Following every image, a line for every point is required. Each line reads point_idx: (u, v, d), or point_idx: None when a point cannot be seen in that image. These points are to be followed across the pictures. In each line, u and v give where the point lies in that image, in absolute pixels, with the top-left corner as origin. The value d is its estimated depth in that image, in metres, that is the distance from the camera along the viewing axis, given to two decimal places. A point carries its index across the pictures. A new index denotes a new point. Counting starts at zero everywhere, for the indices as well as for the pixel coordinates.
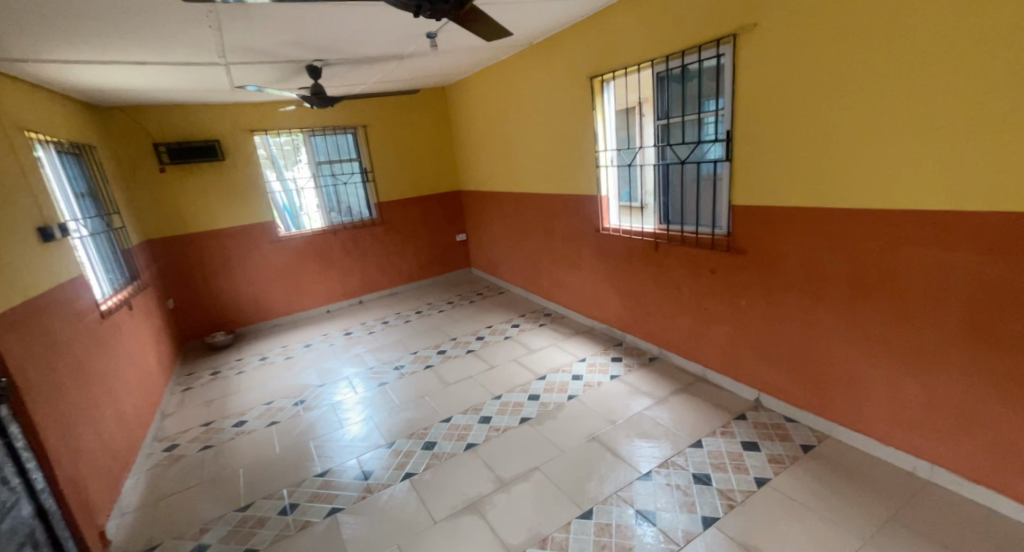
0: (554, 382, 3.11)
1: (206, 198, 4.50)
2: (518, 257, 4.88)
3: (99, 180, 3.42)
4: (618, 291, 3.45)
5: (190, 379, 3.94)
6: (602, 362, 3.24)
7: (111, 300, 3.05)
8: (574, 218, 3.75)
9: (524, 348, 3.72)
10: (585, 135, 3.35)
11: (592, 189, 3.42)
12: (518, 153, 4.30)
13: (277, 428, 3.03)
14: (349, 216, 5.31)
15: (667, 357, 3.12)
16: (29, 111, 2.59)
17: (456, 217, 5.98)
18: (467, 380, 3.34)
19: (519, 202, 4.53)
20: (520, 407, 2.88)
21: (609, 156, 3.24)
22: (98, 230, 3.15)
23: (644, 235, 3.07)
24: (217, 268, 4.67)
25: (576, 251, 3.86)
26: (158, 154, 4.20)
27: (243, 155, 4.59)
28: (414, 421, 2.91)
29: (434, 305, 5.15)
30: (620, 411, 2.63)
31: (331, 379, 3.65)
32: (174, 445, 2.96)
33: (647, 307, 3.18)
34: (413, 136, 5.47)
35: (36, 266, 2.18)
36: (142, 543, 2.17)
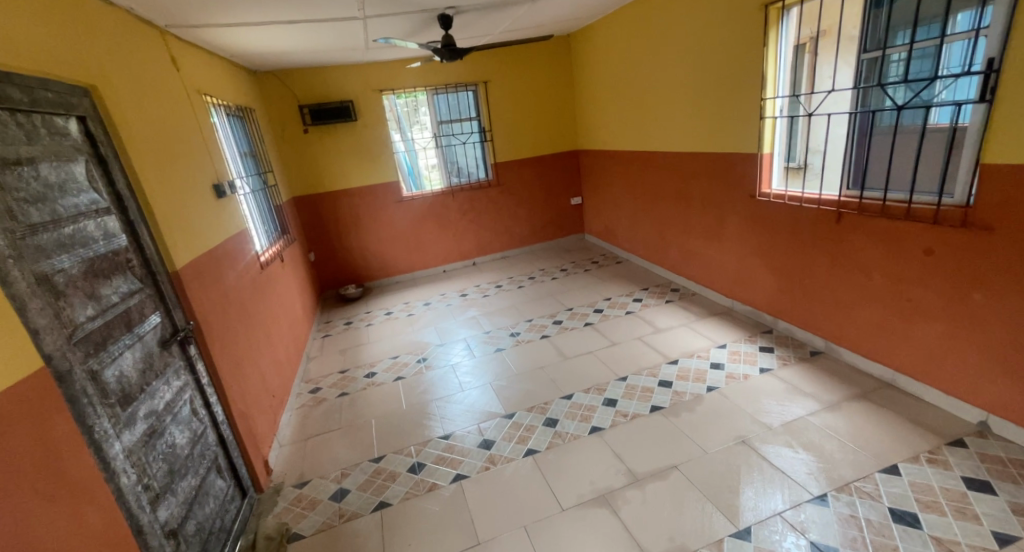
0: (689, 368, 2.81)
1: (342, 157, 4.74)
2: (642, 225, 4.49)
3: (257, 140, 3.70)
4: (774, 269, 2.99)
5: (328, 327, 4.29)
6: (750, 352, 2.86)
7: (268, 252, 3.35)
8: (721, 183, 3.28)
9: (650, 325, 3.42)
10: (750, 82, 2.85)
11: (752, 147, 2.93)
12: (654, 108, 3.85)
13: (404, 383, 3.15)
14: (466, 177, 5.29)
15: (834, 352, 2.65)
16: (205, 74, 2.81)
17: (573, 180, 5.69)
18: (587, 355, 3.16)
19: (650, 164, 4.11)
20: (650, 394, 2.63)
21: (777, 106, 2.77)
22: (257, 187, 3.45)
23: (822, 205, 2.55)
24: (350, 225, 4.97)
25: (719, 222, 3.41)
26: (303, 115, 4.48)
27: (374, 115, 4.72)
28: (533, 393, 2.81)
29: (548, 271, 5.00)
30: (780, 414, 2.29)
31: (449, 340, 3.71)
32: (317, 388, 3.23)
33: (815, 291, 2.71)
34: (535, 92, 5.21)
35: (213, 219, 2.40)
36: (296, 477, 2.37)
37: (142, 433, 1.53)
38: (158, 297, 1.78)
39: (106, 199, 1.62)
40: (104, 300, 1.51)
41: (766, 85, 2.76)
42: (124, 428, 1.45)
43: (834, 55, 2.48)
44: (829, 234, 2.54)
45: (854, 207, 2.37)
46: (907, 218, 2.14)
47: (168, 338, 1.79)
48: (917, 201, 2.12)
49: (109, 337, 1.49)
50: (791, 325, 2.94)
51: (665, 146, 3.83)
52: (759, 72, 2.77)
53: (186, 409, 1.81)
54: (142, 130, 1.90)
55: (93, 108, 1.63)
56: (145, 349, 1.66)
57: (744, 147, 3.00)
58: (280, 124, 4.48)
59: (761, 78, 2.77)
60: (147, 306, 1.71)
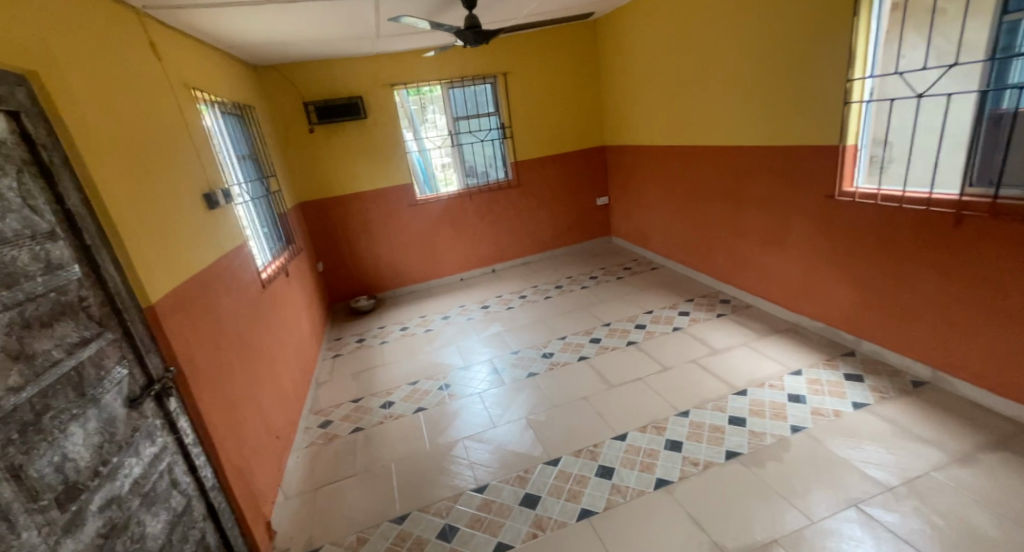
0: (763, 401, 2.38)
1: (350, 159, 4.35)
2: (682, 228, 4.06)
3: (258, 141, 3.32)
4: (857, 282, 2.55)
5: (339, 345, 3.90)
6: (834, 381, 2.43)
7: (271, 267, 2.96)
8: (788, 180, 2.84)
9: (704, 345, 2.99)
10: (832, 61, 2.41)
11: (832, 139, 2.49)
12: (702, 97, 3.41)
13: (425, 417, 2.75)
14: (484, 178, 4.88)
15: (943, 383, 2.22)
16: (193, 64, 2.42)
17: (599, 178, 5.26)
18: (636, 382, 2.74)
19: (694, 160, 3.67)
20: (721, 435, 2.21)
21: (866, 89, 2.32)
22: (258, 193, 3.06)
23: (933, 207, 2.10)
24: (361, 231, 4.59)
25: (782, 225, 2.97)
26: (307, 113, 4.09)
27: (385, 111, 4.32)
28: (578, 432, 2.40)
29: (576, 279, 4.58)
30: (896, 467, 1.87)
31: (474, 362, 3.31)
32: (327, 422, 2.84)
33: (918, 310, 2.27)
34: (558, 83, 4.78)
35: (203, 235, 2.01)
36: (304, 544, 1.98)
37: (92, 537, 1.15)
38: (126, 341, 1.40)
39: (49, 222, 1.23)
40: (39, 359, 1.13)
41: (854, 63, 2.31)
42: (62, 538, 1.08)
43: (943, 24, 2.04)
44: (942, 243, 2.10)
45: (985, 208, 1.93)
46: None
47: (139, 395, 1.40)
48: None
49: (47, 410, 1.11)
50: (879, 347, 2.50)
51: (714, 139, 3.40)
52: (846, 47, 2.32)
53: (163, 483, 1.43)
54: (110, 130, 1.52)
55: (32, 101, 1.24)
56: (104, 415, 1.27)
57: (821, 139, 2.56)
58: (283, 123, 4.10)
59: (848, 54, 2.32)
60: (108, 356, 1.33)
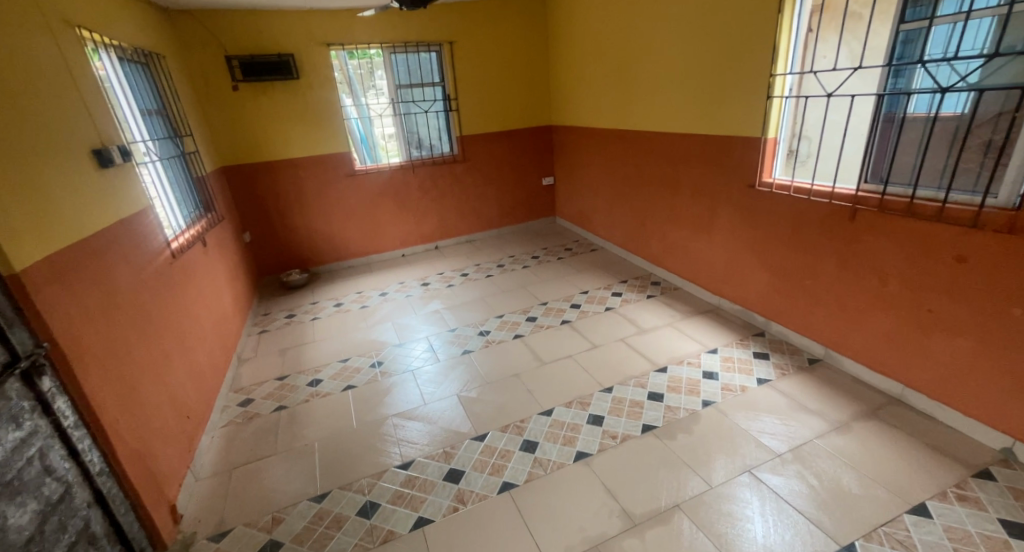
0: (680, 378, 2.52)
1: (281, 122, 4.08)
2: (621, 211, 4.16)
3: (170, 96, 3.02)
4: (771, 268, 2.73)
5: (267, 321, 3.72)
6: (744, 359, 2.60)
7: (185, 235, 2.74)
8: (716, 169, 2.97)
9: (633, 324, 3.11)
10: (758, 54, 2.50)
11: (755, 131, 2.61)
12: (642, 81, 3.45)
13: (355, 395, 2.70)
14: (428, 151, 4.74)
15: (836, 362, 2.43)
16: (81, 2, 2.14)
17: (545, 158, 5.26)
18: (567, 360, 2.81)
19: (633, 144, 3.74)
20: (640, 410, 2.32)
21: (787, 84, 2.43)
22: (169, 154, 2.80)
23: (835, 200, 2.26)
24: (293, 201, 4.34)
25: (710, 212, 3.11)
26: (231, 68, 3.77)
27: (320, 74, 4.06)
28: (507, 409, 2.44)
29: (517, 258, 4.60)
30: (787, 436, 2.04)
31: (409, 339, 3.27)
32: (248, 400, 2.71)
33: (819, 295, 2.47)
34: (506, 58, 4.68)
35: (89, 197, 1.81)
36: (213, 527, 1.91)
37: None
38: None
39: None
40: None
41: (777, 58, 2.41)
42: None
43: (854, 26, 2.16)
44: (840, 234, 2.28)
45: (875, 204, 2.09)
46: (939, 220, 1.89)
47: None
48: (953, 200, 1.88)
49: None
50: (786, 329, 2.71)
51: (652, 125, 3.47)
52: (771, 42, 2.41)
53: (31, 469, 1.35)
54: None
55: None
56: None
57: (746, 130, 2.67)
58: (203, 78, 3.74)
59: (772, 49, 2.41)
60: None
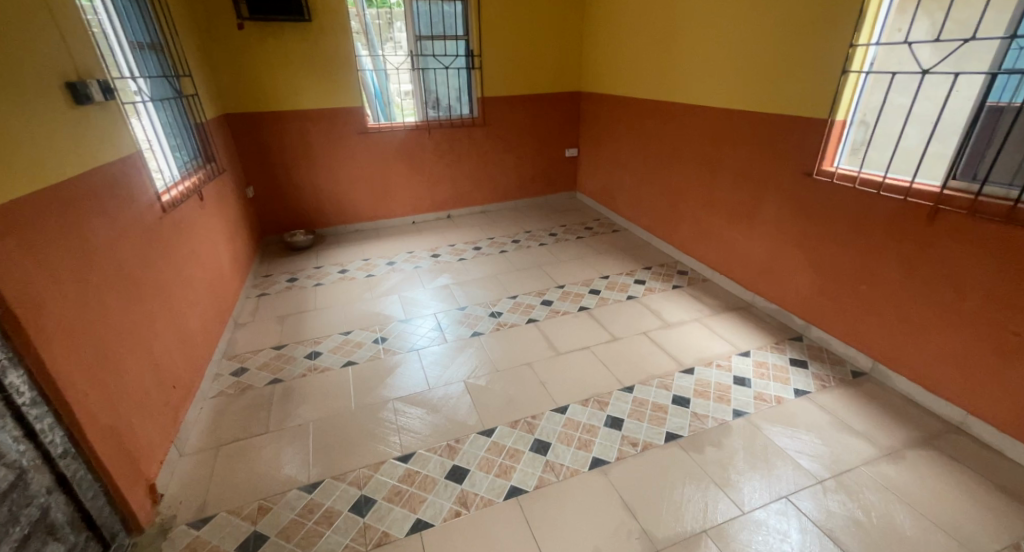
0: (708, 382, 2.30)
1: (290, 70, 3.76)
2: (649, 191, 3.87)
3: (166, 30, 2.73)
4: (819, 267, 2.46)
5: (267, 283, 3.53)
6: (780, 365, 2.37)
7: (180, 187, 2.50)
8: (767, 153, 2.67)
9: (657, 317, 2.88)
10: (840, 20, 2.16)
11: (823, 111, 2.30)
12: (691, 47, 3.10)
13: (355, 372, 2.52)
14: (446, 111, 4.42)
15: (884, 378, 2.20)
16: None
17: (570, 128, 4.92)
18: (584, 352, 2.60)
19: (672, 119, 3.41)
20: (663, 416, 2.12)
21: (869, 56, 2.11)
22: (165, 96, 2.54)
23: (913, 198, 1.98)
24: (300, 157, 4.08)
25: (753, 201, 2.83)
26: (236, 4, 3.43)
27: (335, 18, 3.72)
28: (518, 402, 2.25)
29: (534, 234, 4.34)
30: (829, 459, 1.83)
31: (416, 315, 3.06)
32: (241, 369, 2.54)
33: (874, 303, 2.22)
34: (537, 13, 4.28)
35: (60, 138, 1.58)
36: (194, 511, 1.75)
37: None
38: None
39: None
40: None
41: (862, 25, 2.08)
42: None
43: None
44: (913, 236, 2.01)
45: (964, 205, 1.83)
46: None
47: None
48: None
49: None
50: (828, 336, 2.47)
51: (696, 98, 3.14)
52: (857, 6, 2.08)
53: None
54: None
55: None
56: None
57: (811, 111, 2.36)
58: (205, 13, 3.41)
59: (857, 14, 2.08)
60: None
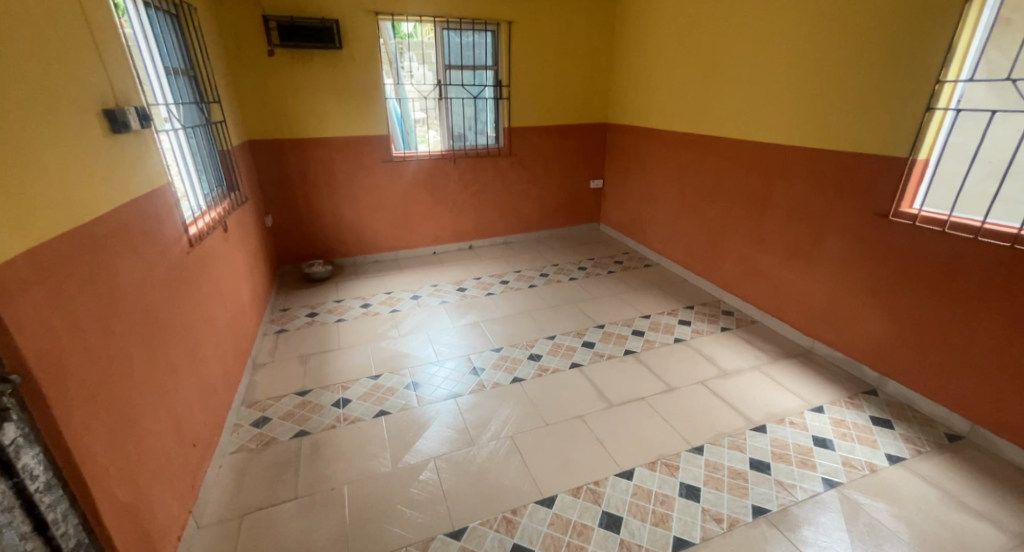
0: (786, 443, 2.08)
1: (316, 97, 3.64)
2: (686, 226, 3.71)
3: (198, 54, 2.59)
4: (897, 315, 2.27)
5: (285, 318, 3.30)
6: (861, 424, 2.15)
7: (205, 218, 2.32)
8: (831, 191, 2.51)
9: (711, 364, 2.67)
10: (922, 56, 2.03)
11: (900, 150, 2.15)
12: (739, 81, 2.98)
13: (389, 423, 2.28)
14: (473, 141, 4.30)
15: (984, 443, 1.99)
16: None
17: (596, 159, 4.81)
18: (639, 403, 2.37)
19: (715, 153, 3.28)
20: (743, 484, 1.89)
21: (956, 94, 1.98)
22: (193, 122, 2.38)
23: (1018, 246, 1.82)
24: (322, 185, 3.92)
25: (813, 241, 2.66)
26: (267, 30, 3.32)
27: (365, 45, 3.62)
28: (576, 464, 2.01)
29: (563, 267, 4.16)
30: (949, 546, 1.60)
31: (448, 357, 2.84)
32: (262, 419, 2.30)
33: (967, 359, 2.02)
34: (567, 45, 4.22)
35: (95, 171, 1.40)
36: None
37: None
38: None
39: None
40: None
41: (950, 61, 1.95)
42: None
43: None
44: (1019, 288, 1.83)
45: None
46: None
47: None
48: None
49: None
50: (908, 391, 2.26)
51: (744, 133, 3.01)
52: (944, 41, 1.95)
53: None
54: None
55: None
56: None
57: (886, 149, 2.21)
58: (234, 37, 3.30)
59: (946, 49, 1.95)
60: None
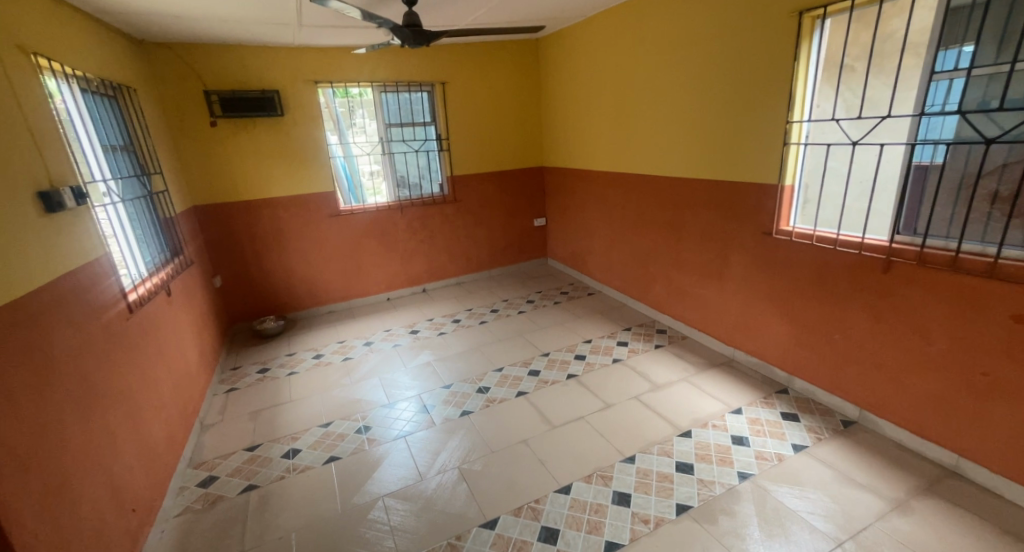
0: (708, 444, 2.28)
1: (260, 160, 3.81)
2: (619, 255, 4.01)
3: (138, 131, 2.74)
4: (793, 319, 2.57)
5: (236, 376, 3.32)
6: (772, 420, 2.39)
7: (147, 284, 2.40)
8: (728, 215, 2.84)
9: (645, 380, 2.88)
10: (774, 101, 2.42)
11: (772, 178, 2.51)
12: (644, 125, 3.37)
13: (339, 468, 2.34)
14: (417, 191, 4.53)
15: (873, 425, 2.25)
16: (29, 26, 1.89)
17: (537, 199, 5.13)
18: (579, 423, 2.53)
19: (634, 188, 3.62)
20: (669, 485, 2.06)
21: (804, 131, 2.36)
22: (134, 195, 2.49)
23: (865, 251, 2.15)
24: (270, 243, 4.03)
25: (720, 261, 2.98)
26: (209, 103, 3.52)
27: (305, 110, 3.86)
28: (518, 485, 2.14)
29: (512, 302, 4.36)
30: (841, 518, 1.81)
31: (400, 398, 2.93)
32: (211, 478, 2.32)
33: (848, 352, 2.31)
34: (498, 99, 4.59)
35: (29, 250, 1.52)
36: None
37: None
38: None
39: None
40: None
41: (793, 105, 2.35)
42: None
43: (866, 77, 2.11)
44: (874, 287, 2.15)
45: (913, 256, 1.99)
46: (990, 278, 1.78)
47: None
48: (1004, 256, 1.78)
49: None
50: (812, 386, 2.52)
51: (654, 168, 3.37)
52: (787, 89, 2.35)
53: None
54: None
55: None
56: None
57: (762, 178, 2.57)
58: (176, 112, 3.47)
59: (789, 95, 2.35)
60: None
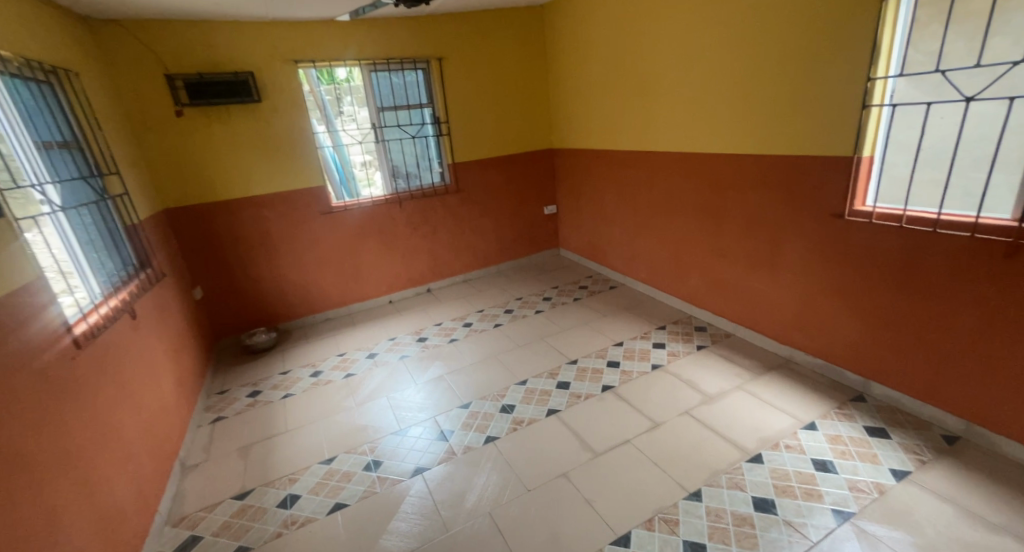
0: (787, 473, 1.90)
1: (238, 154, 3.36)
2: (645, 244, 3.60)
3: (86, 125, 2.30)
4: (872, 316, 2.17)
5: (223, 402, 2.92)
6: (858, 439, 2.01)
7: (102, 308, 1.99)
8: (785, 195, 2.43)
9: (694, 390, 2.49)
10: (850, 56, 2.00)
11: (846, 148, 2.10)
12: (676, 95, 2.93)
13: (347, 519, 1.96)
14: (416, 181, 4.09)
15: (984, 442, 1.88)
16: None
17: (547, 185, 4.69)
18: (626, 449, 2.15)
19: (663, 168, 3.20)
20: (751, 532, 1.68)
21: (889, 89, 1.94)
22: (81, 202, 2.07)
23: (981, 234, 1.75)
24: (255, 247, 3.60)
25: (774, 249, 2.57)
26: (173, 90, 3.06)
27: (286, 95, 3.40)
28: (565, 536, 1.77)
29: (527, 300, 3.96)
30: None
31: (411, 423, 2.54)
32: (193, 538, 1.94)
33: (950, 355, 1.93)
34: (501, 75, 4.13)
35: None
36: None
37: None
38: None
39: None
40: None
41: (877, 58, 1.92)
42: None
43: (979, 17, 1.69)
44: (989, 278, 1.76)
45: None
46: None
47: None
48: None
49: None
50: (898, 394, 2.14)
51: (688, 144, 2.94)
52: (869, 39, 1.92)
53: None
54: None
55: None
56: None
57: (832, 149, 2.16)
58: (136, 102, 3.01)
59: (871, 47, 1.92)
60: None
